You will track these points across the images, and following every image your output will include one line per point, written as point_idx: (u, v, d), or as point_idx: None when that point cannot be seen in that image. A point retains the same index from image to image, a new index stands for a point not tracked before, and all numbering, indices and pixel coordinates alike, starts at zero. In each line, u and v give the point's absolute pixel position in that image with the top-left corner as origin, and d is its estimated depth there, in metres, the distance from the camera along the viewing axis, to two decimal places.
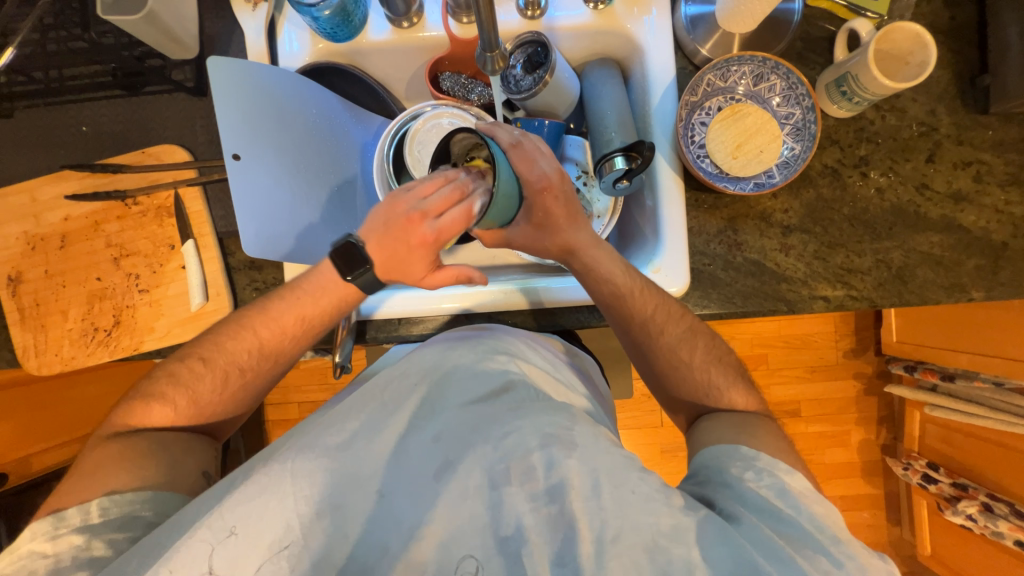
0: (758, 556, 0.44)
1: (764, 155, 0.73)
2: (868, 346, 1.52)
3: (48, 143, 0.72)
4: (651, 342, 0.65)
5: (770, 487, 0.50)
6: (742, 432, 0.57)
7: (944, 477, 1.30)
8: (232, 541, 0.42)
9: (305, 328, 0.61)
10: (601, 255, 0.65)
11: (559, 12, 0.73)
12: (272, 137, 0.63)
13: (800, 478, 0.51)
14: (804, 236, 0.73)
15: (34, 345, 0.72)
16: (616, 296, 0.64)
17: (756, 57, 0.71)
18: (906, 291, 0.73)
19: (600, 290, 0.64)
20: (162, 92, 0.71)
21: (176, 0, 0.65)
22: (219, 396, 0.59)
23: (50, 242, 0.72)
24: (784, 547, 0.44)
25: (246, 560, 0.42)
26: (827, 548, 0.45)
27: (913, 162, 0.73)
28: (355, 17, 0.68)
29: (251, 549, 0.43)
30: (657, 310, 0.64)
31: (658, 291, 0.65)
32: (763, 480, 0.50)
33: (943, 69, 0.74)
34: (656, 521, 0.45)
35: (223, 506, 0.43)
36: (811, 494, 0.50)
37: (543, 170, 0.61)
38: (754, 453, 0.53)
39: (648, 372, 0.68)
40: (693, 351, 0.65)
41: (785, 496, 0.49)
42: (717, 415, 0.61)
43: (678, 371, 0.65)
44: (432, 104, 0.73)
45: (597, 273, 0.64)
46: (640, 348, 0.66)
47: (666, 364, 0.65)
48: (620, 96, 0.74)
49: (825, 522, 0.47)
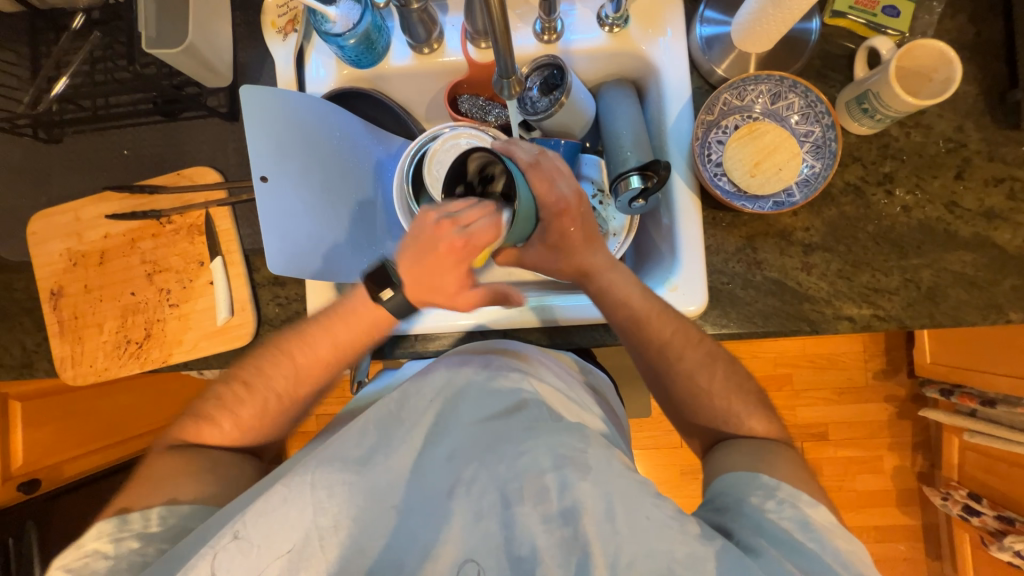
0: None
1: (783, 172, 0.72)
2: (899, 367, 1.46)
3: (93, 167, 0.77)
4: (671, 368, 0.64)
5: (793, 520, 0.49)
6: (760, 459, 0.56)
7: (988, 509, 1.21)
8: (252, 550, 0.43)
9: (328, 348, 0.62)
10: (616, 278, 0.66)
11: (575, 36, 0.75)
12: (297, 159, 0.66)
13: (823, 511, 0.50)
14: (827, 255, 0.72)
15: (71, 356, 0.75)
16: (635, 319, 0.64)
17: (773, 76, 0.71)
18: (938, 312, 0.70)
19: (616, 314, 0.65)
20: (197, 117, 0.76)
21: (213, 33, 0.70)
22: (258, 418, 0.62)
23: (91, 259, 0.76)
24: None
25: (263, 567, 0.43)
26: None
27: (942, 179, 0.71)
28: (378, 45, 0.72)
29: (272, 558, 0.44)
30: (675, 334, 0.64)
31: (673, 313, 0.65)
32: (785, 511, 0.50)
33: (970, 85, 0.72)
34: (670, 549, 0.43)
35: (245, 515, 0.45)
36: (835, 528, 0.49)
37: (561, 191, 0.64)
38: (775, 482, 0.52)
39: (666, 398, 0.67)
40: (712, 377, 0.63)
41: (807, 528, 0.48)
42: (734, 444, 0.60)
43: (698, 398, 0.64)
44: (451, 126, 0.75)
45: (612, 296, 0.65)
46: (658, 374, 0.66)
47: (685, 391, 0.64)
48: (636, 116, 0.75)
49: (847, 556, 0.46)
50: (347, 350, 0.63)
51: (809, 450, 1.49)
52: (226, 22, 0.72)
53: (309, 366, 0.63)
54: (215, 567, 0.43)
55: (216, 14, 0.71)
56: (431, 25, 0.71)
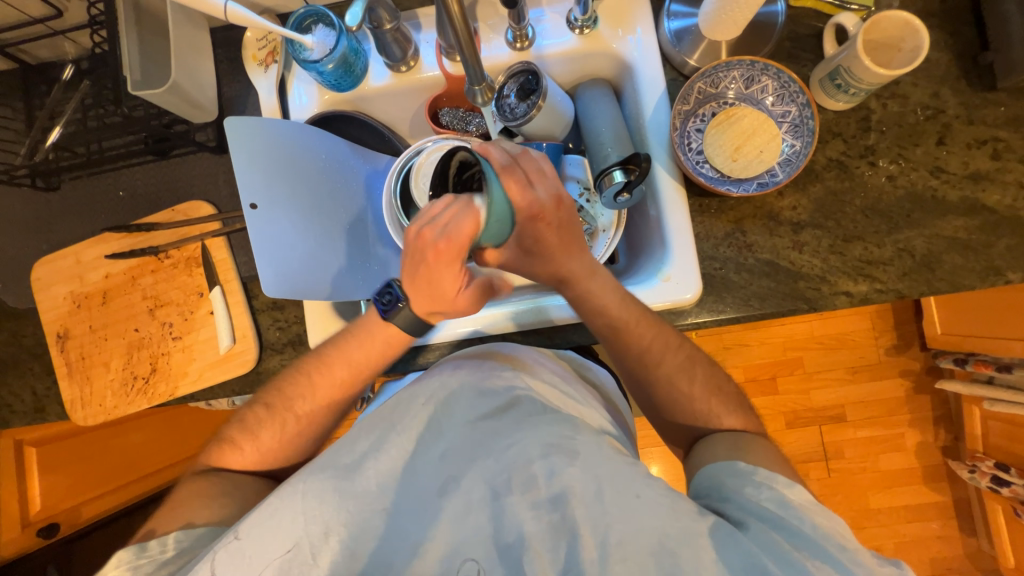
0: (769, 562, 0.42)
1: (764, 154, 0.72)
2: (911, 341, 1.44)
3: (90, 210, 0.79)
4: (653, 372, 0.64)
5: (772, 500, 0.48)
6: (737, 449, 0.56)
7: (1017, 478, 1.18)
8: (246, 560, 0.44)
9: (346, 372, 0.63)
10: (595, 286, 0.63)
11: (547, 41, 0.77)
12: (285, 184, 0.68)
13: (800, 491, 0.49)
14: (817, 231, 0.72)
15: (80, 397, 0.77)
16: (613, 326, 0.63)
17: (744, 61, 0.72)
18: (935, 279, 0.70)
19: (596, 321, 0.64)
20: (188, 153, 0.78)
21: (196, 70, 0.72)
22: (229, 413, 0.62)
23: (94, 299, 0.78)
24: (790, 552, 0.43)
25: (257, 569, 0.44)
26: (837, 557, 0.43)
27: (923, 147, 0.71)
28: (356, 67, 0.74)
29: (262, 567, 0.44)
30: (655, 340, 0.64)
31: (653, 317, 0.65)
32: (763, 492, 0.49)
33: (942, 52, 0.73)
34: (662, 525, 0.43)
35: (240, 526, 0.46)
36: (814, 506, 0.47)
37: (536, 196, 0.58)
38: (751, 467, 0.52)
39: (644, 397, 0.67)
40: (692, 381, 0.63)
41: (787, 507, 0.47)
42: (710, 439, 0.60)
43: (681, 401, 0.63)
44: (433, 139, 0.77)
45: (593, 304, 0.63)
46: (639, 374, 0.65)
47: (667, 395, 0.64)
48: (613, 113, 0.76)
49: (831, 532, 0.45)
50: (369, 373, 0.64)
51: (827, 433, 1.47)
52: (208, 59, 0.74)
53: (327, 396, 0.63)
54: (214, 567, 0.44)
55: (198, 52, 0.73)
56: (406, 43, 0.73)
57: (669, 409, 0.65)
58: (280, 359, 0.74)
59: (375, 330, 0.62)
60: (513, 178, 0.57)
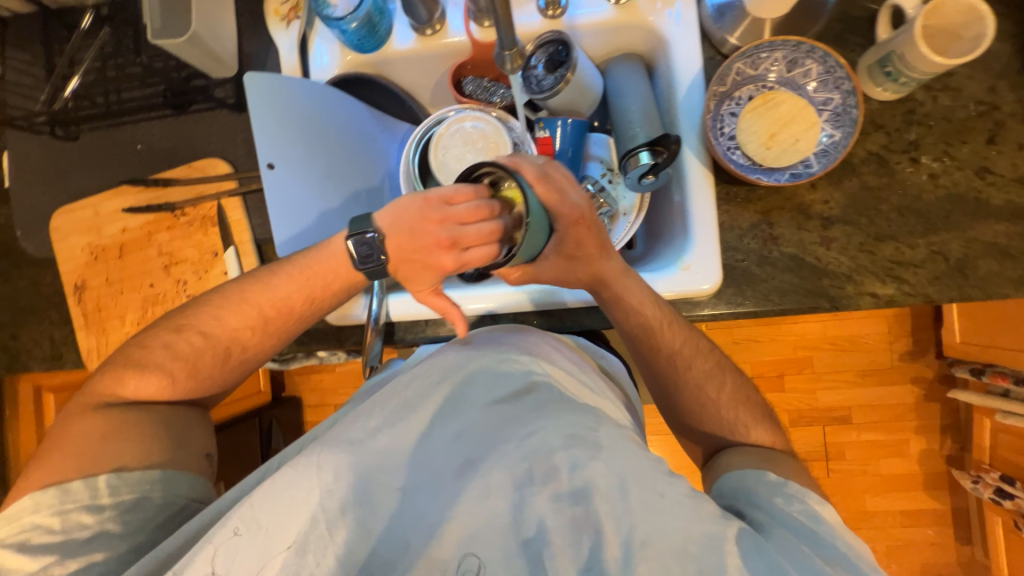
0: (792, 571, 0.42)
1: (801, 143, 0.69)
2: (927, 348, 1.41)
3: (108, 162, 0.78)
4: (679, 377, 0.63)
5: (802, 512, 0.48)
6: (766, 461, 0.56)
7: (1022, 492, 1.17)
8: (263, 536, 0.44)
9: (295, 297, 0.60)
10: (630, 286, 0.63)
11: (580, 10, 0.73)
12: (303, 145, 0.66)
13: (833, 510, 0.49)
14: (848, 228, 0.69)
15: (96, 347, 0.78)
16: (645, 326, 0.62)
17: (789, 42, 0.68)
18: (967, 285, 0.67)
19: (629, 323, 0.63)
20: (206, 109, 0.76)
21: (217, 22, 0.70)
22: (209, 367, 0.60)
23: (111, 252, 0.78)
24: (818, 563, 0.42)
25: (271, 548, 0.44)
26: (865, 571, 0.43)
27: (972, 145, 0.68)
28: (381, 28, 0.71)
29: (277, 542, 0.44)
30: (685, 344, 0.63)
31: (684, 323, 0.64)
32: (794, 504, 0.49)
33: (1003, 43, 0.68)
34: (685, 527, 0.43)
35: (253, 498, 0.45)
36: (846, 527, 0.47)
37: (575, 201, 0.59)
38: (782, 479, 0.52)
39: (666, 403, 0.66)
40: (720, 389, 0.63)
41: (818, 521, 0.47)
42: (737, 450, 0.59)
43: (708, 406, 0.63)
44: (456, 108, 0.74)
45: (626, 303, 0.62)
46: (665, 383, 0.65)
47: (691, 400, 0.63)
48: (644, 90, 0.73)
49: (863, 553, 0.45)
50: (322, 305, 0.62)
51: (830, 434, 1.46)
52: (229, 11, 0.72)
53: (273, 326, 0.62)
54: (214, 566, 0.43)
55: (219, 3, 0.71)
56: (433, 5, 0.70)
57: (691, 413, 0.64)
58: None
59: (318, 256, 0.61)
60: (548, 189, 0.57)
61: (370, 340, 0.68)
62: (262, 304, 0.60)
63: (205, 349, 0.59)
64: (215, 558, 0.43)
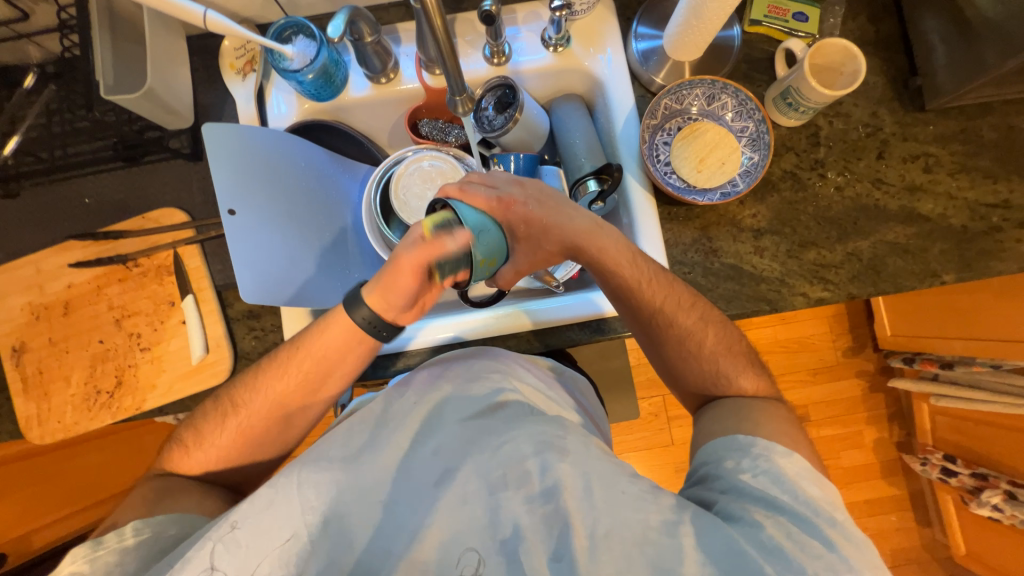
0: (750, 547, 0.45)
1: (726, 166, 0.78)
2: (865, 343, 1.54)
3: (53, 218, 0.76)
4: (667, 328, 0.64)
5: (767, 475, 0.50)
6: (745, 420, 0.57)
7: (963, 468, 1.27)
8: (242, 553, 0.45)
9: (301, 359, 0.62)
10: (608, 245, 0.64)
11: (522, 57, 0.80)
12: (267, 190, 0.68)
13: (797, 460, 0.51)
14: (776, 238, 0.77)
15: (37, 414, 0.73)
16: (629, 287, 0.63)
17: (705, 80, 0.77)
18: (880, 281, 0.76)
19: (610, 283, 0.64)
20: (160, 160, 0.76)
21: (171, 76, 0.71)
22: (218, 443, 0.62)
23: (54, 310, 0.74)
24: (776, 539, 0.46)
25: (252, 562, 0.45)
26: (820, 530, 0.46)
27: (866, 161, 0.79)
28: (337, 78, 0.75)
29: (258, 557, 0.45)
30: (666, 300, 0.64)
31: (667, 277, 0.65)
32: (759, 466, 0.51)
33: (878, 76, 0.80)
34: (645, 517, 0.46)
35: (234, 515, 0.46)
36: (807, 474, 0.50)
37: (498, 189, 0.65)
38: (750, 440, 0.53)
39: (656, 358, 0.68)
40: (702, 340, 0.64)
41: (781, 481, 0.50)
42: (722, 402, 0.62)
43: (687, 362, 0.65)
44: (414, 149, 0.77)
45: (606, 266, 0.64)
46: (652, 335, 0.66)
47: (677, 355, 0.65)
48: (586, 126, 0.80)
49: (820, 504, 0.48)
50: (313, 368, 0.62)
51: None
52: (184, 66, 0.74)
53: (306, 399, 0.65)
54: (211, 561, 0.44)
55: (174, 59, 0.72)
56: (386, 56, 0.75)
57: (681, 367, 0.66)
58: None
59: (342, 341, 0.63)
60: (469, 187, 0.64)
61: (340, 376, 0.68)
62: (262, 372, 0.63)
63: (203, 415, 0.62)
64: (207, 557, 0.45)
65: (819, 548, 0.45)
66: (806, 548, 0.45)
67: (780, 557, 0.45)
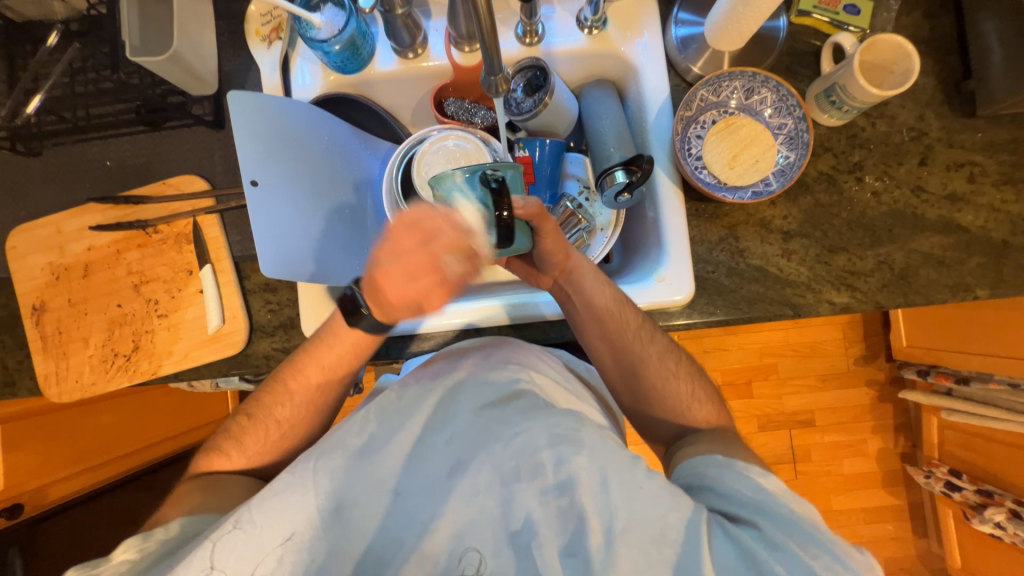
0: (758, 548, 0.45)
1: (760, 163, 0.75)
2: (878, 352, 1.52)
3: (75, 179, 0.75)
4: (639, 356, 0.67)
5: (751, 488, 0.50)
6: (721, 444, 0.58)
7: (968, 484, 1.26)
8: (254, 539, 0.47)
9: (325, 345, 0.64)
10: (585, 276, 0.67)
11: (556, 38, 0.77)
12: (289, 164, 0.66)
13: (774, 479, 0.51)
14: (805, 241, 0.75)
15: (56, 372, 0.74)
16: (604, 312, 0.66)
17: (746, 72, 0.74)
18: (911, 291, 0.74)
19: (585, 312, 0.66)
20: (182, 126, 0.75)
21: (197, 40, 0.70)
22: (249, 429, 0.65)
23: (74, 272, 0.74)
24: (784, 540, 0.45)
25: (264, 545, 0.47)
26: (814, 535, 0.46)
27: (907, 166, 0.75)
28: (364, 50, 0.73)
29: (273, 541, 0.47)
30: (639, 328, 0.66)
31: (640, 311, 0.68)
32: (741, 481, 0.51)
33: (929, 77, 0.77)
34: (665, 515, 0.46)
35: (254, 502, 0.48)
36: (788, 493, 0.50)
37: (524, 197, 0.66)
38: (728, 459, 0.54)
39: (632, 398, 0.69)
40: (675, 368, 0.67)
41: (764, 493, 0.49)
42: (695, 438, 0.62)
43: (664, 393, 0.67)
44: (438, 128, 0.75)
45: (584, 295, 0.66)
46: (626, 369, 0.68)
47: (652, 388, 0.67)
48: (618, 114, 0.77)
49: (806, 514, 0.48)
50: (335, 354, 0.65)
51: (796, 437, 1.53)
52: (210, 31, 0.72)
53: (327, 373, 0.65)
54: (213, 558, 0.46)
55: (200, 23, 0.71)
56: (415, 29, 0.72)
57: (652, 397, 0.67)
58: (270, 342, 0.73)
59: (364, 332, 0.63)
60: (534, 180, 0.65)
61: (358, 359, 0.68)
62: (287, 370, 0.66)
63: (247, 418, 0.66)
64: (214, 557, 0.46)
65: (816, 549, 0.45)
66: (804, 547, 0.45)
67: (788, 554, 0.45)
